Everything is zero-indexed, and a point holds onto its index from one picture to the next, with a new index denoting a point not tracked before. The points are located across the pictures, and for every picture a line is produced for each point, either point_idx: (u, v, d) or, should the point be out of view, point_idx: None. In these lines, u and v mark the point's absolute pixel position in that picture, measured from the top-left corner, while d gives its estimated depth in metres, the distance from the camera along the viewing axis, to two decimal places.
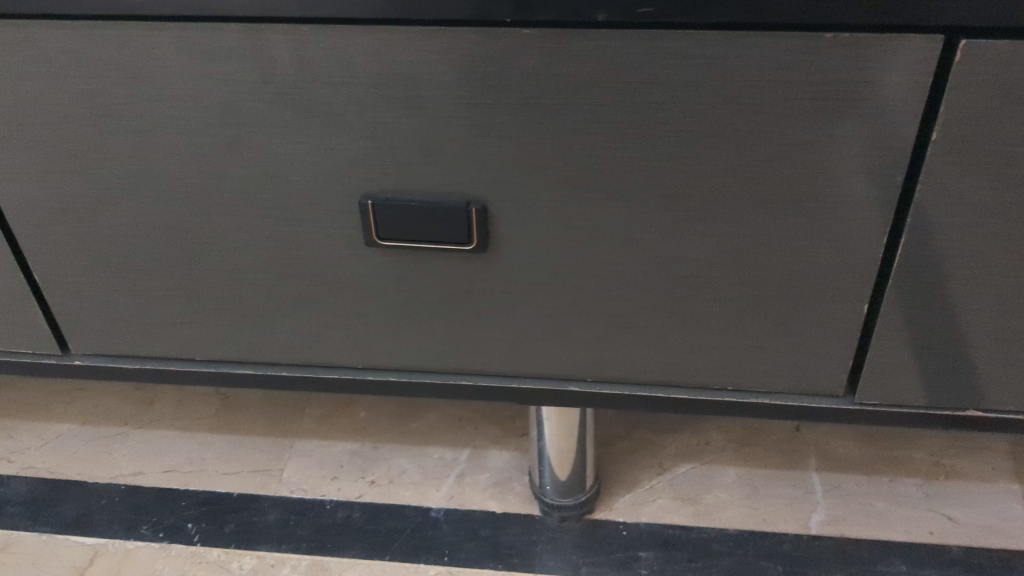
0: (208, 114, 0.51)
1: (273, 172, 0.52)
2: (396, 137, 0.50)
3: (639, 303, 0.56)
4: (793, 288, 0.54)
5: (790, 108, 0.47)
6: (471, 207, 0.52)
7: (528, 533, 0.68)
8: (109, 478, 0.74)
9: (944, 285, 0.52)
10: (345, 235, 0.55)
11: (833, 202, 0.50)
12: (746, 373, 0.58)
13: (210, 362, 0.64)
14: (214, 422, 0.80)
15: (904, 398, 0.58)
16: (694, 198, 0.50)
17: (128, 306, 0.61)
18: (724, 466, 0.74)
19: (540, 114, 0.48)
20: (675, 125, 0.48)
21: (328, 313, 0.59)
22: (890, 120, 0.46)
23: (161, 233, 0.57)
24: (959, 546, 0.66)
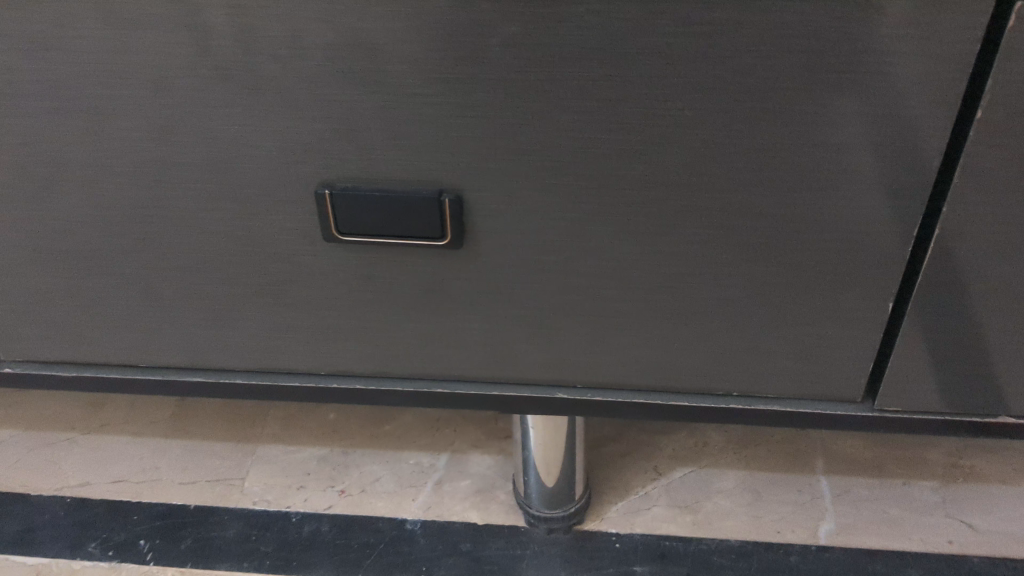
0: (137, 93, 0.44)
1: (216, 159, 0.46)
2: (355, 118, 0.44)
3: (634, 302, 0.50)
4: (808, 284, 0.48)
5: (812, 82, 0.40)
6: (444, 197, 0.46)
7: (512, 547, 0.63)
8: (54, 490, 0.68)
9: (978, 282, 0.46)
10: (302, 228, 0.48)
11: (855, 189, 0.44)
12: (753, 378, 0.53)
13: (155, 369, 0.57)
14: (169, 427, 0.74)
15: (930, 406, 0.52)
16: (699, 185, 0.44)
17: (61, 309, 0.55)
18: (724, 470, 0.68)
19: (524, 91, 0.42)
20: (679, 101, 0.41)
21: (285, 313, 0.53)
22: (929, 94, 0.40)
23: (93, 229, 0.50)
24: (981, 557, 0.60)
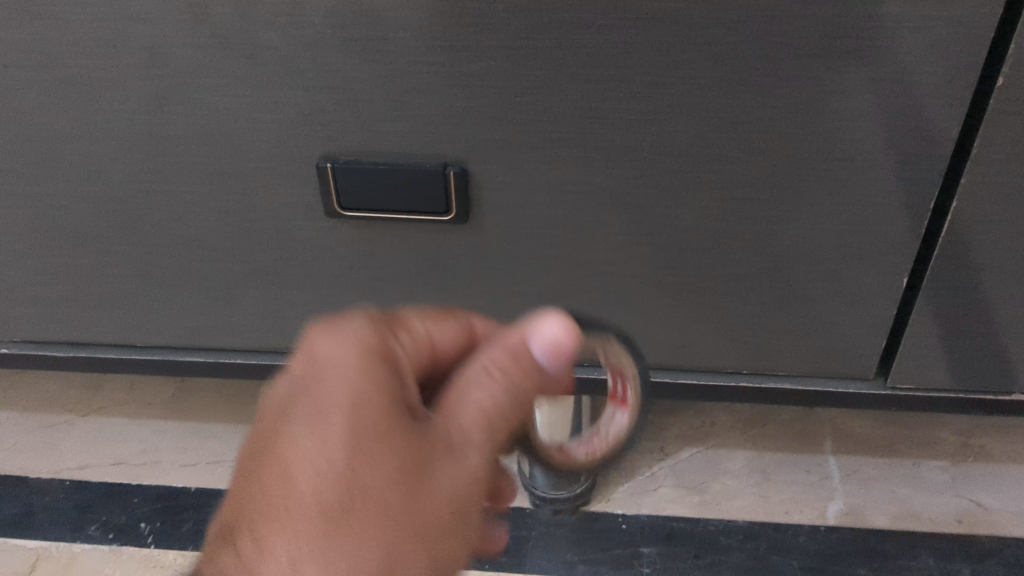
0: (132, 62, 0.43)
1: (215, 131, 0.45)
2: (357, 88, 0.42)
3: (643, 277, 0.49)
4: (821, 259, 0.47)
5: (827, 49, 0.39)
6: (449, 169, 0.45)
7: (517, 528, 0.62)
8: (52, 473, 0.67)
9: (996, 258, 0.45)
10: (303, 203, 0.47)
11: (870, 161, 0.43)
12: (763, 355, 0.52)
13: (154, 348, 0.57)
14: (169, 409, 0.73)
15: (943, 384, 0.51)
16: (710, 158, 0.43)
17: (58, 287, 0.54)
18: (731, 449, 0.68)
19: (530, 58, 0.41)
20: (691, 69, 0.40)
21: (286, 290, 0.52)
22: (948, 61, 0.39)
23: (88, 204, 0.49)
24: (992, 537, 0.60)
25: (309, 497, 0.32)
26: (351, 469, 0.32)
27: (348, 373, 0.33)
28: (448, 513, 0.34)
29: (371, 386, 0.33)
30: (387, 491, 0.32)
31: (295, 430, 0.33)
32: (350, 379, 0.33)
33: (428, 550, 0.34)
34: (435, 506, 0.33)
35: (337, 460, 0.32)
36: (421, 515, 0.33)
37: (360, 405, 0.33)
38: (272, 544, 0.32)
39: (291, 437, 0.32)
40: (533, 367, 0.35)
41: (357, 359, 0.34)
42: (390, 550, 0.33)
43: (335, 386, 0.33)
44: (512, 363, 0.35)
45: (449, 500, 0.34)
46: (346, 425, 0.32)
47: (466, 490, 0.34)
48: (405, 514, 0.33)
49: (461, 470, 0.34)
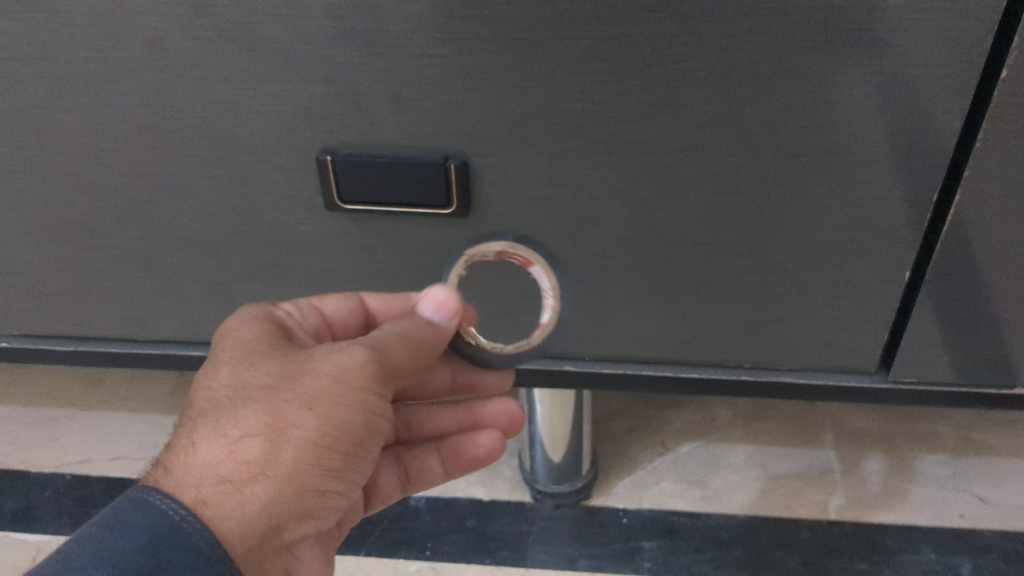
0: (132, 55, 0.43)
1: (215, 125, 0.45)
2: (357, 81, 0.42)
3: (643, 271, 0.49)
4: (823, 254, 0.47)
5: (830, 42, 0.39)
6: (449, 163, 0.45)
7: (518, 523, 0.62)
8: (53, 467, 0.67)
9: (999, 253, 0.45)
10: (303, 196, 0.47)
11: (872, 155, 0.42)
12: (764, 349, 0.52)
13: (155, 343, 0.57)
14: (169, 403, 0.73)
15: (946, 377, 0.51)
16: (711, 151, 0.43)
17: (58, 281, 0.53)
18: (732, 443, 0.68)
19: (531, 50, 0.40)
20: (693, 62, 0.40)
21: (286, 284, 0.52)
22: (951, 54, 0.39)
23: (88, 198, 0.49)
24: (993, 532, 0.60)
25: (214, 397, 0.36)
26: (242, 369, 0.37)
27: (243, 322, 0.40)
28: (331, 380, 0.36)
29: (263, 329, 0.40)
30: (277, 372, 0.36)
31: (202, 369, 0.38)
32: (246, 324, 0.40)
33: (315, 406, 0.36)
34: (315, 378, 0.36)
35: (232, 368, 0.37)
36: (299, 383, 0.36)
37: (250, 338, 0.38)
38: (188, 444, 0.35)
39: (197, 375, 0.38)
40: (424, 323, 0.40)
41: (258, 325, 0.40)
42: (275, 405, 0.36)
43: (230, 329, 0.40)
44: (406, 325, 0.40)
45: (328, 373, 0.36)
46: (235, 344, 0.38)
47: (348, 371, 0.37)
48: (286, 379, 0.36)
49: (348, 349, 0.37)
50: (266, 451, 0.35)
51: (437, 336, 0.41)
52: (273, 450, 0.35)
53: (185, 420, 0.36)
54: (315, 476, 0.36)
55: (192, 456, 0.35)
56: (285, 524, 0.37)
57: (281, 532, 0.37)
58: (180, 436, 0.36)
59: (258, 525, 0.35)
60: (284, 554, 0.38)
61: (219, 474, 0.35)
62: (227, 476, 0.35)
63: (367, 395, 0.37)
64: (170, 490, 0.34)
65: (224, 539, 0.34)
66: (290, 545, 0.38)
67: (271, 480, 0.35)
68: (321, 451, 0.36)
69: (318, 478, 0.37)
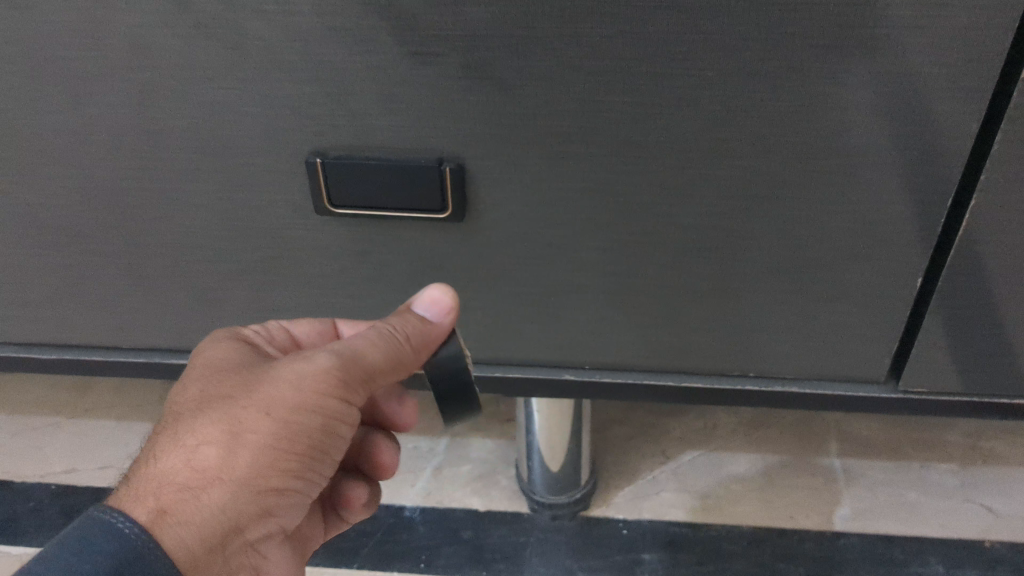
0: (113, 52, 0.41)
1: (200, 126, 0.43)
2: (347, 80, 0.41)
3: (645, 277, 0.47)
4: (832, 259, 0.45)
5: (843, 39, 0.37)
6: (445, 166, 0.43)
7: (515, 534, 0.60)
8: (38, 477, 0.65)
9: (1015, 260, 0.43)
10: (293, 200, 0.45)
11: (884, 159, 0.41)
12: (769, 358, 0.50)
13: (141, 351, 0.55)
14: (157, 412, 0.71)
15: (956, 387, 0.49)
16: (716, 153, 0.41)
17: (40, 287, 0.52)
18: (734, 452, 0.66)
19: (530, 47, 0.39)
20: (699, 60, 0.38)
21: (276, 291, 0.50)
22: (969, 52, 0.37)
23: (69, 202, 0.47)
24: (1003, 543, 0.58)
25: (177, 409, 0.36)
26: (204, 384, 0.36)
27: (213, 343, 0.39)
28: (290, 387, 0.36)
29: (232, 347, 0.39)
30: (237, 383, 0.36)
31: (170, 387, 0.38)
32: (213, 344, 0.39)
33: (273, 410, 0.35)
34: (273, 385, 0.36)
35: (199, 384, 0.36)
36: (258, 391, 0.36)
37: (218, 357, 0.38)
38: (150, 456, 0.35)
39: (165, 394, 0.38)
40: (417, 319, 0.39)
41: (228, 345, 0.39)
42: (232, 411, 0.35)
43: (200, 350, 0.39)
44: (396, 324, 0.38)
45: (288, 380, 0.36)
46: (203, 362, 0.38)
47: (310, 376, 0.36)
48: (246, 388, 0.36)
49: (312, 356, 0.37)
50: (223, 455, 0.35)
51: (427, 340, 0.39)
52: (230, 456, 0.35)
53: (151, 432, 0.36)
54: (273, 476, 0.36)
55: (152, 466, 0.34)
56: (246, 526, 0.36)
57: (241, 536, 0.36)
58: (143, 450, 0.36)
59: (216, 531, 0.35)
60: (249, 558, 0.37)
61: (177, 482, 0.34)
62: (184, 484, 0.34)
63: (330, 398, 0.36)
64: (125, 505, 0.33)
65: (177, 548, 0.33)
66: (254, 547, 0.37)
67: (228, 485, 0.35)
68: (278, 457, 0.36)
69: (278, 481, 0.36)
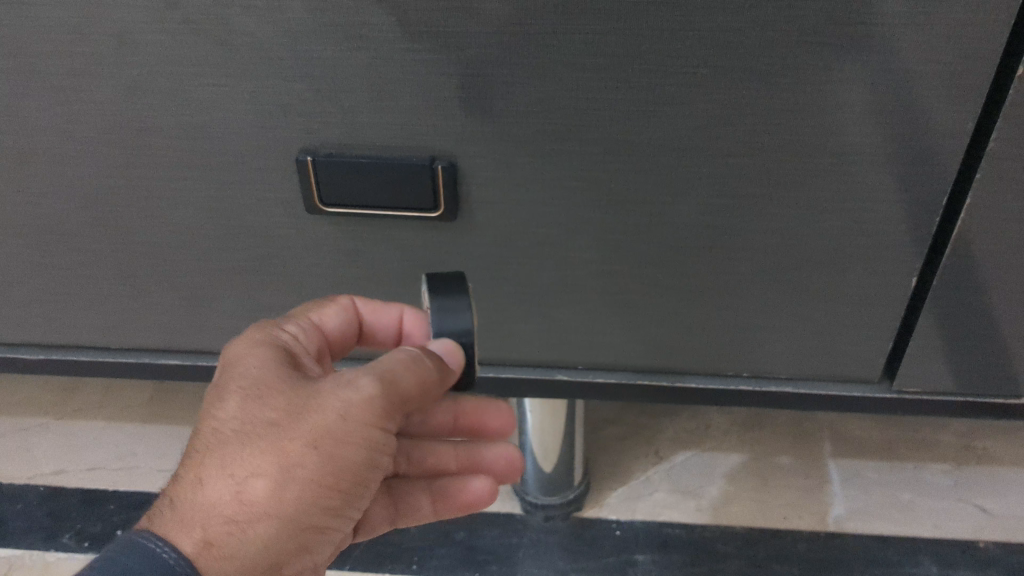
0: (100, 49, 0.40)
1: (189, 124, 0.42)
2: (338, 78, 0.40)
3: (639, 276, 0.47)
4: (827, 259, 0.45)
5: (838, 37, 0.37)
6: (437, 164, 0.43)
7: (508, 536, 0.60)
8: (25, 478, 0.64)
9: (1009, 259, 0.43)
10: (283, 199, 0.45)
11: (880, 157, 0.41)
12: (763, 358, 0.50)
13: (130, 351, 0.54)
14: (147, 412, 0.71)
15: (951, 387, 0.49)
16: (711, 152, 0.41)
17: (27, 287, 0.51)
18: (728, 452, 0.66)
19: (523, 45, 0.38)
20: (693, 58, 0.38)
21: (266, 290, 0.50)
22: (964, 51, 0.37)
23: (58, 201, 0.47)
24: (996, 544, 0.58)
25: (221, 430, 0.34)
26: (244, 402, 0.34)
27: (253, 345, 0.37)
28: (337, 418, 0.34)
29: (272, 351, 0.37)
30: (281, 407, 0.34)
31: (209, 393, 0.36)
32: (249, 347, 0.37)
33: (319, 443, 0.34)
34: (320, 415, 0.34)
35: (244, 402, 0.34)
36: (303, 421, 0.34)
37: (258, 365, 0.36)
38: (195, 479, 0.34)
39: (204, 404, 0.36)
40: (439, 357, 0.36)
41: (268, 350, 0.37)
42: (279, 442, 0.34)
43: (238, 355, 0.37)
44: (420, 351, 0.36)
45: (333, 408, 0.34)
46: (243, 374, 0.35)
47: (354, 406, 0.34)
48: (291, 415, 0.34)
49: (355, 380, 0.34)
50: (271, 490, 0.33)
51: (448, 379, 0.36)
52: (277, 491, 0.34)
53: (195, 449, 0.35)
54: (318, 510, 0.35)
55: (198, 493, 0.34)
56: (286, 557, 0.35)
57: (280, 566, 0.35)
58: (186, 468, 0.35)
59: (258, 564, 0.34)
60: None
61: (224, 514, 0.33)
62: (231, 516, 0.33)
63: (375, 428, 0.34)
64: (171, 532, 0.33)
65: None
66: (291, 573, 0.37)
67: (274, 520, 0.34)
68: (324, 491, 0.35)
69: (323, 512, 0.35)
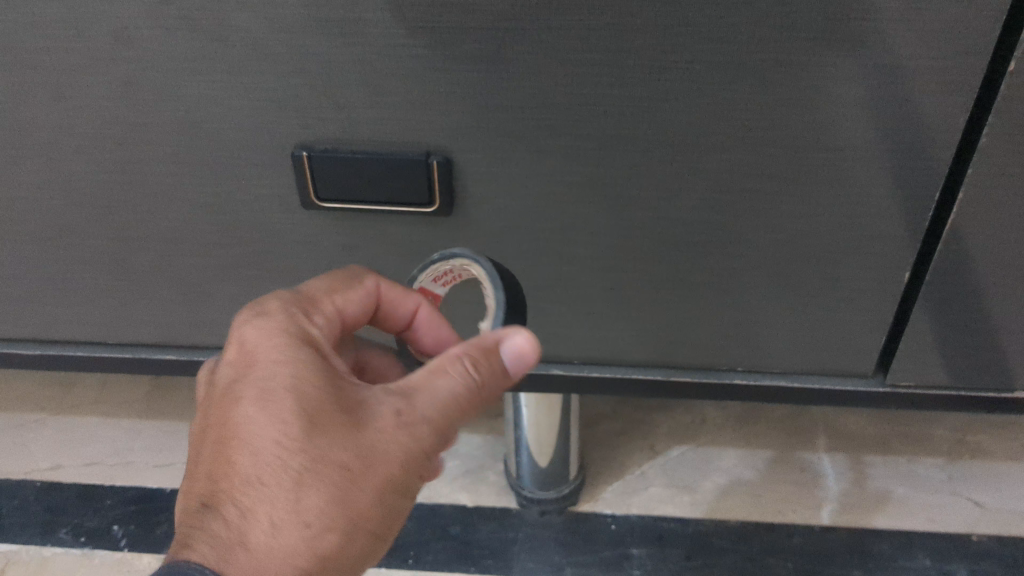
0: (96, 45, 0.40)
1: (184, 120, 0.43)
2: (333, 74, 0.40)
3: (634, 271, 0.47)
4: (820, 253, 0.45)
5: (831, 32, 0.37)
6: (432, 159, 0.43)
7: (504, 530, 0.60)
8: (22, 474, 0.65)
9: (1002, 254, 0.43)
10: (279, 195, 0.45)
11: (873, 152, 0.41)
12: (757, 353, 0.50)
13: (126, 346, 0.55)
14: (143, 407, 0.71)
15: (944, 381, 0.49)
16: (705, 147, 0.41)
17: (23, 282, 0.51)
18: (723, 447, 0.66)
19: (517, 41, 0.38)
20: (686, 54, 0.38)
21: (262, 285, 0.50)
22: (957, 46, 0.37)
23: (53, 197, 0.47)
24: (989, 537, 0.58)
25: (280, 469, 0.32)
26: (307, 440, 0.32)
27: (288, 354, 0.34)
28: (401, 466, 0.33)
29: (311, 363, 0.34)
30: (349, 451, 0.32)
31: (242, 407, 0.33)
32: (287, 356, 0.34)
33: (383, 489, 0.33)
34: (388, 464, 0.33)
35: (307, 440, 0.32)
36: (373, 470, 0.33)
37: (306, 391, 0.33)
38: (254, 515, 0.32)
39: (241, 421, 0.33)
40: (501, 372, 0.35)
41: (306, 359, 0.34)
42: (348, 491, 0.33)
43: (271, 365, 0.34)
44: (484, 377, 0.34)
45: (400, 458, 0.33)
46: (292, 400, 0.32)
47: (416, 453, 0.34)
48: (361, 462, 0.33)
49: (419, 428, 0.33)
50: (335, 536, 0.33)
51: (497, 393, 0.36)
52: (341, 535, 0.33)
53: (247, 483, 0.32)
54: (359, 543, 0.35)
55: (263, 541, 0.32)
56: None
57: None
58: (235, 496, 0.33)
59: None
60: None
61: (292, 561, 0.33)
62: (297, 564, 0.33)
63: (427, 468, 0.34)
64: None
65: None
66: None
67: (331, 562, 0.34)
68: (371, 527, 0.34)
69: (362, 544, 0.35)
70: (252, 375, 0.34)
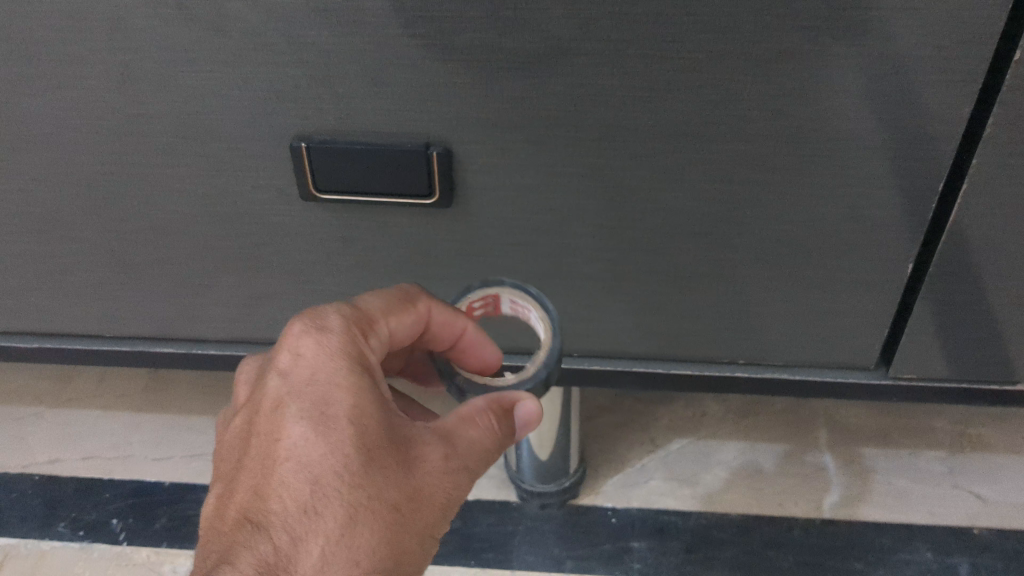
0: (92, 35, 0.40)
1: (182, 110, 0.42)
2: (332, 63, 0.40)
3: (634, 262, 0.47)
4: (822, 244, 0.45)
5: (834, 21, 0.37)
6: (432, 150, 0.42)
7: (504, 523, 0.60)
8: (21, 468, 0.64)
9: (1005, 246, 0.43)
10: (277, 186, 0.45)
11: (876, 142, 0.40)
12: (759, 345, 0.50)
13: (125, 338, 0.54)
14: (141, 401, 0.70)
15: (946, 374, 0.49)
16: (706, 138, 0.41)
17: (20, 274, 0.51)
18: (724, 440, 0.66)
19: (518, 30, 0.38)
20: (687, 44, 0.38)
21: (262, 277, 0.49)
22: (962, 35, 0.36)
23: (51, 188, 0.46)
24: (990, 530, 0.58)
25: (337, 507, 0.32)
26: (365, 475, 0.33)
27: (348, 382, 0.34)
28: (439, 513, 0.35)
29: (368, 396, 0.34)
30: (400, 492, 0.34)
31: (298, 430, 0.33)
32: (346, 384, 0.34)
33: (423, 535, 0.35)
34: (432, 511, 0.34)
35: (366, 480, 0.33)
36: (419, 513, 0.34)
37: (365, 421, 0.34)
38: (305, 545, 0.32)
39: (299, 451, 0.33)
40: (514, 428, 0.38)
41: (364, 388, 0.35)
42: (398, 535, 0.34)
43: (331, 391, 0.34)
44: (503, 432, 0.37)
45: (441, 503, 0.35)
46: (354, 431, 0.33)
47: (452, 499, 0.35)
48: (409, 503, 0.34)
49: (458, 475, 0.35)
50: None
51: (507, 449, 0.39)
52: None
53: (301, 517, 0.32)
54: None
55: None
56: None
57: None
58: (286, 523, 0.32)
59: None
60: None
61: None
62: None
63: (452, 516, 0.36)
64: None
65: None
66: None
67: None
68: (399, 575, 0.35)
69: None
70: (304, 399, 0.34)
